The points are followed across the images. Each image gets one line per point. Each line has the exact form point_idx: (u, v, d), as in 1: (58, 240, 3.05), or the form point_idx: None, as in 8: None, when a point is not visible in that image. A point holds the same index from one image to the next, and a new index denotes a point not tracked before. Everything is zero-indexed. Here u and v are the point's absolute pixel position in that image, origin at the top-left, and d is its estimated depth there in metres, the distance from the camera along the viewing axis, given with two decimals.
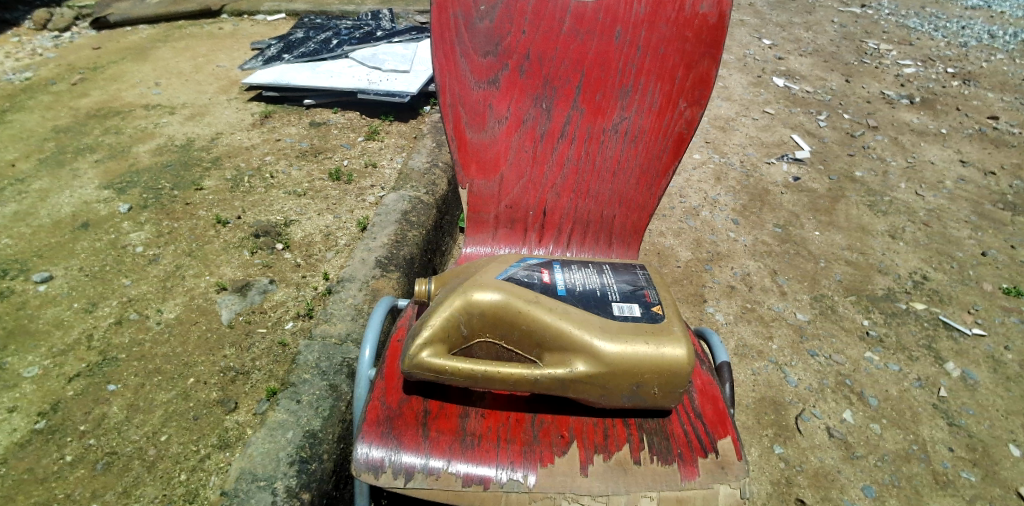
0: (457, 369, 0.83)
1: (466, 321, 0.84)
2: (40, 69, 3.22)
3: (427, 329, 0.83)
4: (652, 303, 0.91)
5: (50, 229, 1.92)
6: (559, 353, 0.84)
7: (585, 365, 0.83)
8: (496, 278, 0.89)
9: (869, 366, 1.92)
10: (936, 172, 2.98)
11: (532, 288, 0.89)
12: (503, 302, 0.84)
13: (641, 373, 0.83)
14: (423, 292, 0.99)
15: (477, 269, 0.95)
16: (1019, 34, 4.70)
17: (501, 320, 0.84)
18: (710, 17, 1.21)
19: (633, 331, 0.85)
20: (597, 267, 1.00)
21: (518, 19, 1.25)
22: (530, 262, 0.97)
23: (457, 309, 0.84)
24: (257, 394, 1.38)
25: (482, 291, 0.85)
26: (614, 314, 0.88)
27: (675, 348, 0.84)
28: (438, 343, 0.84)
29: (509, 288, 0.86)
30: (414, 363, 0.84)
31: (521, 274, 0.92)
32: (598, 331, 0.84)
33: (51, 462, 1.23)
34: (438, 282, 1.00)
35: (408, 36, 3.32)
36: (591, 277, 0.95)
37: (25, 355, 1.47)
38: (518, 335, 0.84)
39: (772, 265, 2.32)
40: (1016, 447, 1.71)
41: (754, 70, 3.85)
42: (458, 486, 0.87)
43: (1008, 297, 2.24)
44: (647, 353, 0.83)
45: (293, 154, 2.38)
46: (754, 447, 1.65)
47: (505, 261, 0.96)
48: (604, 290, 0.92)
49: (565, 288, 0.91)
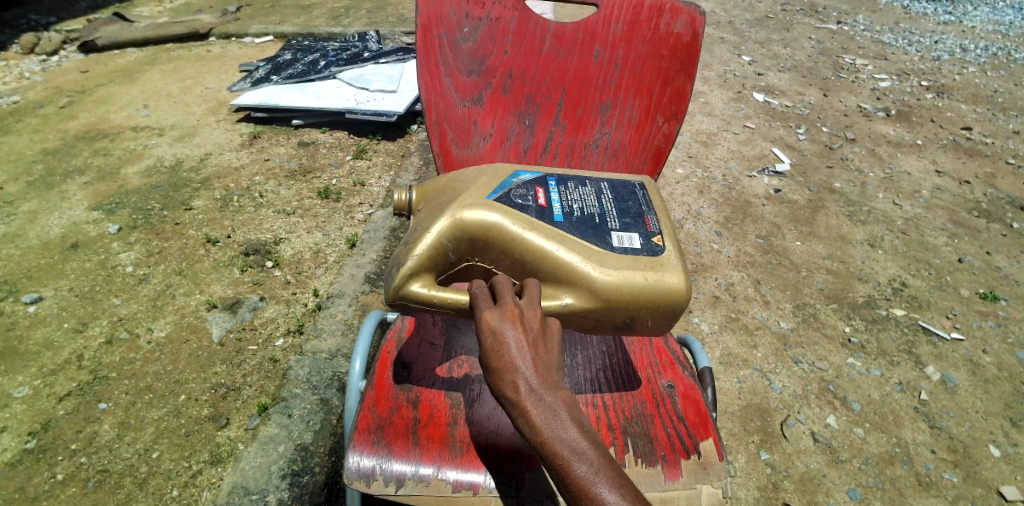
0: (444, 300, 0.81)
1: (454, 248, 0.81)
2: (27, 92, 3.23)
3: (411, 258, 0.81)
4: (654, 233, 0.85)
5: (40, 250, 1.93)
6: (552, 283, 0.80)
7: (579, 299, 0.80)
8: (487, 198, 0.83)
9: (851, 372, 1.96)
10: (913, 183, 3.06)
11: (526, 211, 0.83)
12: (493, 226, 0.80)
13: (636, 309, 0.80)
14: (403, 201, 0.96)
15: (465, 185, 0.88)
16: (989, 48, 4.87)
17: (489, 246, 0.81)
18: (684, 35, 1.26)
19: (630, 265, 0.80)
20: (598, 183, 0.93)
21: (501, 38, 1.29)
22: (524, 176, 0.90)
23: (444, 234, 0.81)
24: (248, 410, 1.39)
25: (473, 213, 0.81)
26: (613, 243, 0.82)
27: (674, 282, 0.80)
28: (424, 271, 0.82)
29: (500, 211, 0.82)
30: (398, 293, 0.82)
31: (515, 193, 0.85)
32: (595, 265, 0.79)
33: (42, 481, 1.23)
34: (421, 192, 0.97)
35: (395, 57, 3.39)
36: (591, 198, 0.88)
37: (15, 375, 1.47)
38: (508, 262, 0.82)
39: (755, 275, 2.37)
40: (995, 448, 1.76)
41: (734, 86, 3.95)
42: (448, 491, 0.89)
43: (985, 302, 2.31)
44: (644, 289, 0.79)
45: (282, 174, 2.40)
46: (740, 454, 1.68)
47: (496, 176, 0.89)
48: (603, 215, 0.86)
49: (561, 213, 0.84)
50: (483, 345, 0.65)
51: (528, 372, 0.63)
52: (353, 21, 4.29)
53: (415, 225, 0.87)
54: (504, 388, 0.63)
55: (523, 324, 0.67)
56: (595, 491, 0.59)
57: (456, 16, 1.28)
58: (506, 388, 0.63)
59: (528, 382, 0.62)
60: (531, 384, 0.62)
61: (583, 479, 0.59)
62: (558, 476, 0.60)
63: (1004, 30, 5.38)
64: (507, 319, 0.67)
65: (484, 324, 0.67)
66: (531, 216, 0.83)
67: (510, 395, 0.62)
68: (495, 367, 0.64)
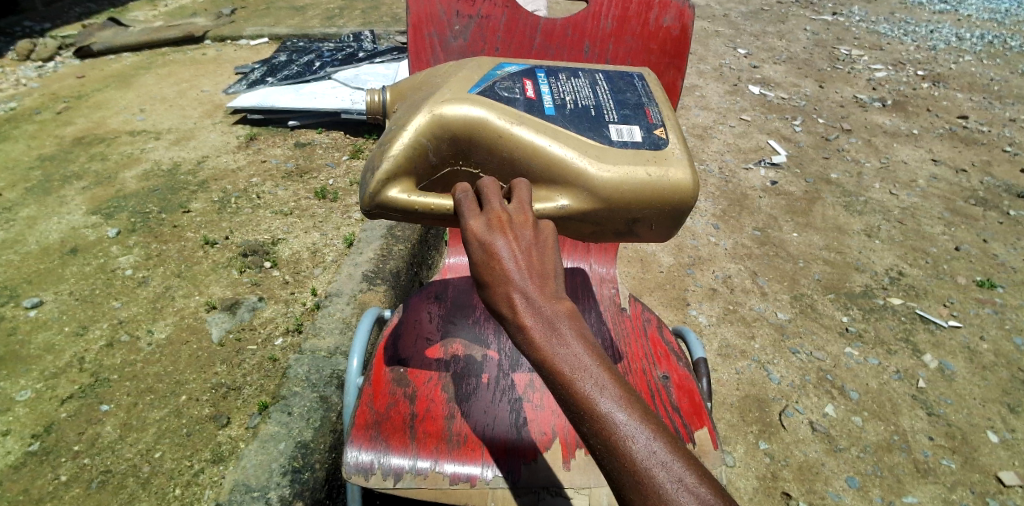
0: (427, 207, 0.77)
1: (435, 149, 0.77)
2: (24, 99, 3.24)
3: (387, 161, 0.76)
4: (655, 125, 0.83)
5: (39, 255, 1.94)
6: (546, 185, 0.78)
7: (578, 200, 0.77)
8: (469, 93, 0.79)
9: (849, 361, 1.98)
10: (909, 172, 3.07)
11: (513, 105, 0.80)
12: (480, 121, 0.76)
13: (640, 209, 0.79)
14: (376, 103, 0.92)
15: (443, 81, 0.84)
16: (985, 36, 4.87)
17: (476, 145, 0.78)
18: (673, 29, 1.19)
19: (631, 158, 0.78)
20: (590, 76, 0.91)
21: (492, 36, 1.24)
22: (509, 70, 0.87)
23: (421, 133, 0.76)
24: (249, 409, 1.40)
25: (454, 107, 0.77)
26: (612, 137, 0.80)
27: (680, 177, 0.78)
28: (404, 177, 0.78)
29: (485, 106, 0.78)
30: (377, 201, 0.78)
31: (500, 87, 0.82)
32: (593, 161, 0.77)
33: (46, 483, 1.25)
34: (394, 92, 0.93)
35: (390, 56, 3.44)
36: (584, 92, 0.86)
37: (17, 379, 1.48)
38: (496, 163, 0.79)
39: (752, 266, 2.38)
40: (993, 434, 1.77)
41: (730, 79, 3.95)
42: (446, 484, 0.90)
43: (982, 289, 2.32)
44: (648, 185, 0.78)
45: (279, 175, 2.41)
46: (739, 445, 1.69)
47: (479, 70, 0.86)
48: (599, 107, 0.83)
49: (553, 107, 0.82)
50: (472, 260, 0.57)
51: (523, 283, 0.54)
52: (347, 21, 4.29)
53: (392, 125, 0.83)
54: (498, 303, 0.55)
55: (514, 232, 0.58)
56: (601, 410, 0.50)
57: (446, 14, 1.22)
58: (501, 303, 0.54)
59: (524, 293, 0.54)
60: (527, 295, 0.54)
61: (589, 399, 0.50)
62: (562, 397, 0.51)
63: (999, 18, 5.38)
64: (495, 228, 0.58)
65: (471, 236, 0.58)
66: (519, 110, 0.79)
67: (506, 310, 0.54)
68: (487, 281, 0.55)
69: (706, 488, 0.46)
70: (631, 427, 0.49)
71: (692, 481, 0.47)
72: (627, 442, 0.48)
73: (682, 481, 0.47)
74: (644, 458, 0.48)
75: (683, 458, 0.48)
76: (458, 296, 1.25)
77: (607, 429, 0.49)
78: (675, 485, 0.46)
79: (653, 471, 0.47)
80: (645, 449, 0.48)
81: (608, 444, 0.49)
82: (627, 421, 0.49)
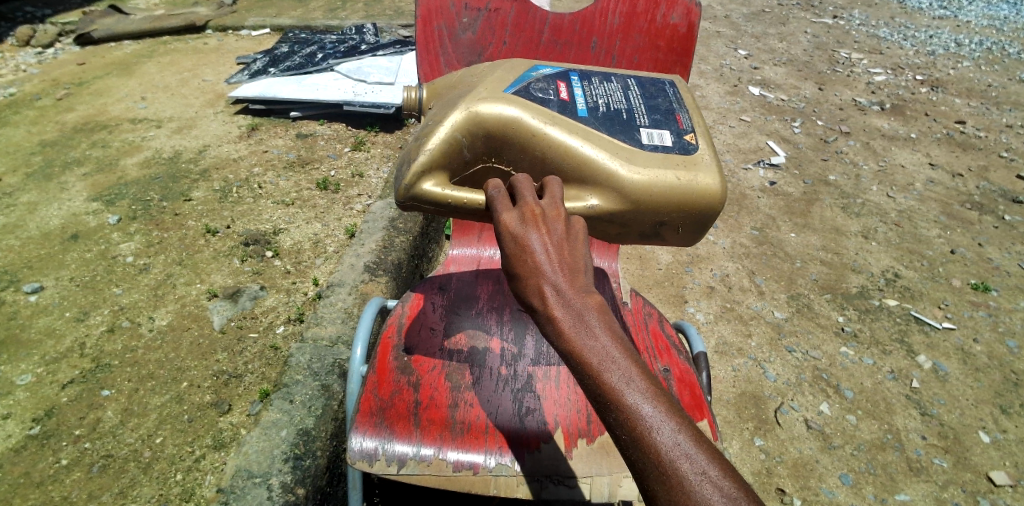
0: (459, 199, 0.78)
1: (470, 146, 0.78)
2: (24, 84, 3.22)
3: (423, 154, 0.77)
4: (685, 131, 0.84)
5: (40, 240, 1.94)
6: (576, 184, 0.79)
7: (607, 200, 0.78)
8: (504, 92, 0.80)
9: (845, 361, 1.99)
10: (906, 175, 3.09)
11: (547, 106, 0.81)
12: (514, 119, 0.77)
13: (667, 213, 0.80)
14: (413, 100, 0.94)
15: (479, 80, 0.85)
16: (984, 43, 4.90)
17: (508, 143, 0.78)
18: (680, 27, 1.20)
19: (660, 162, 0.79)
20: (623, 81, 0.92)
21: (500, 31, 1.24)
22: (543, 72, 0.88)
23: (457, 128, 0.77)
24: (251, 396, 1.41)
25: (488, 105, 0.77)
26: (643, 141, 0.81)
27: (707, 183, 0.79)
28: (438, 171, 0.78)
29: (520, 105, 0.78)
30: (411, 192, 0.78)
31: (534, 88, 0.83)
32: (624, 163, 0.78)
33: (47, 466, 1.25)
34: (430, 90, 0.94)
35: (393, 49, 3.44)
36: (616, 95, 0.87)
37: (17, 363, 1.49)
38: (528, 162, 0.79)
39: (750, 266, 2.39)
40: (985, 434, 1.79)
41: (731, 80, 3.97)
42: (450, 471, 0.91)
43: (976, 292, 2.34)
44: (676, 188, 0.79)
45: (281, 166, 2.41)
46: (734, 440, 1.71)
47: (514, 72, 0.86)
48: (630, 111, 0.85)
49: (586, 109, 0.83)
50: (504, 252, 0.58)
51: (554, 276, 0.55)
52: (350, 14, 4.28)
53: (427, 121, 0.84)
54: (529, 295, 0.56)
55: (546, 226, 0.59)
56: (627, 401, 0.50)
57: (455, 8, 1.22)
58: (531, 294, 0.55)
59: (555, 286, 0.55)
60: (558, 288, 0.55)
61: (615, 390, 0.51)
62: (588, 387, 0.52)
63: (998, 25, 5.41)
64: (528, 222, 0.59)
65: (503, 229, 0.59)
66: (553, 110, 0.80)
67: (536, 302, 0.55)
68: (518, 273, 0.56)
69: (729, 481, 0.47)
70: (656, 419, 0.50)
71: (716, 474, 0.47)
72: (651, 433, 0.49)
73: (706, 474, 0.47)
74: (669, 449, 0.48)
75: (706, 450, 0.49)
76: (466, 287, 1.26)
77: (633, 419, 0.50)
78: (699, 476, 0.47)
79: (677, 462, 0.48)
80: (670, 441, 0.49)
81: (633, 434, 0.50)
82: (653, 413, 0.50)
